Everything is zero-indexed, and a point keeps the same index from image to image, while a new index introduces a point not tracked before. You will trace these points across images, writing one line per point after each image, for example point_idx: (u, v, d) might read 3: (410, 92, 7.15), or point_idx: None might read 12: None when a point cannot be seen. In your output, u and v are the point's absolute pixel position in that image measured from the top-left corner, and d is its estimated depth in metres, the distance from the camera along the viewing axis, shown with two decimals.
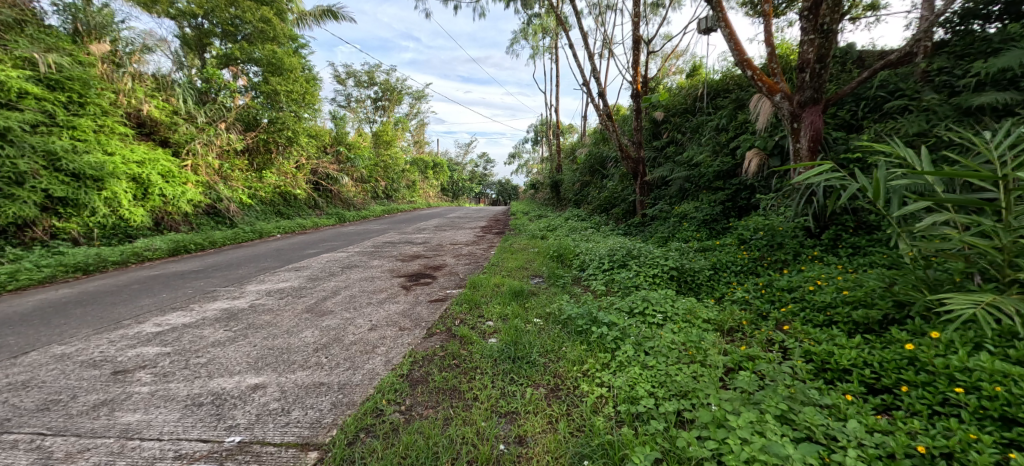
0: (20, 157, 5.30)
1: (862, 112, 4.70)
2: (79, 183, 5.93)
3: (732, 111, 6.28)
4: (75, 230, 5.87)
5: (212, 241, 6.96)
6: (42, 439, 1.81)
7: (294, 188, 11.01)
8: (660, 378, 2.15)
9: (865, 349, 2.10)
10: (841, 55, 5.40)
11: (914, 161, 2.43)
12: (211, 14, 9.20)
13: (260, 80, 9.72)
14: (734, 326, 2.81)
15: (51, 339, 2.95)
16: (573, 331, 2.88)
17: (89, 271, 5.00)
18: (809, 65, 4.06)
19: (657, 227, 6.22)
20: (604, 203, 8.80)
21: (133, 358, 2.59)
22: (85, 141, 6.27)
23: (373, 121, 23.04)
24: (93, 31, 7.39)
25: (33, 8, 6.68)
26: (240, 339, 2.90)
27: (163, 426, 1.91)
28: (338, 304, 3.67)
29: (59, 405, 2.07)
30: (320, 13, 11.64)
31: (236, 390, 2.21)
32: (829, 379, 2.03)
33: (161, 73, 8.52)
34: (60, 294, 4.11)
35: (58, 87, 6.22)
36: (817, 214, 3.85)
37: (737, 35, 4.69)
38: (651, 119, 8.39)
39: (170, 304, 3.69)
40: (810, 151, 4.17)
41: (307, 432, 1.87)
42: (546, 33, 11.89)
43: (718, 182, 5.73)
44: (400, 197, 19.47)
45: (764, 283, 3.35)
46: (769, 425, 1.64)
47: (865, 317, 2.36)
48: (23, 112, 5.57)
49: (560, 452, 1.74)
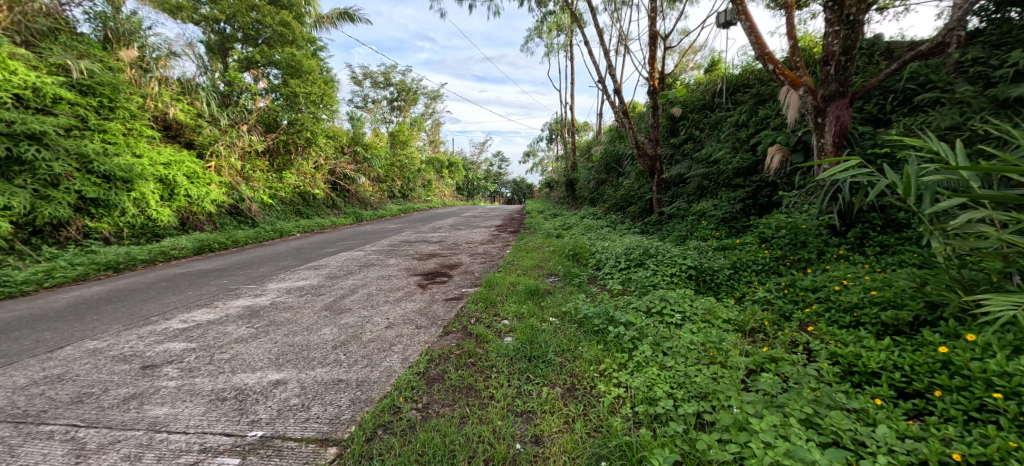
0: (54, 160, 5.57)
1: (890, 105, 4.49)
2: (110, 184, 6.17)
3: (752, 107, 6.15)
4: (106, 229, 6.08)
5: (235, 240, 7.16)
6: (76, 431, 1.88)
7: (313, 188, 11.21)
8: (678, 379, 2.11)
9: (896, 352, 2.02)
10: (868, 46, 5.24)
11: (948, 156, 2.31)
12: (233, 18, 9.40)
13: (280, 83, 9.92)
14: (755, 326, 2.74)
15: (84, 334, 3.07)
16: (589, 331, 2.85)
17: (119, 269, 5.19)
18: (834, 58, 3.92)
19: (674, 226, 6.10)
20: (620, 202, 8.71)
21: (161, 354, 2.68)
22: (116, 144, 6.54)
23: (389, 121, 23.30)
24: (122, 37, 7.65)
25: (65, 16, 6.97)
26: (261, 336, 2.96)
27: (189, 419, 1.97)
28: (356, 302, 3.72)
29: (92, 398, 2.16)
30: (336, 16, 11.82)
31: (259, 385, 2.27)
32: (856, 382, 1.96)
33: (185, 77, 8.75)
34: (93, 291, 4.27)
35: (89, 93, 6.46)
36: (843, 212, 3.73)
37: (757, 29, 4.57)
38: (668, 116, 8.25)
39: (195, 302, 3.80)
40: (834, 146, 4.02)
41: (326, 428, 1.90)
42: (560, 31, 11.80)
43: (738, 179, 5.59)
44: (416, 197, 19.69)
45: (787, 283, 3.25)
46: (794, 429, 1.59)
47: (895, 319, 2.27)
48: (57, 116, 5.85)
49: (577, 452, 1.72)
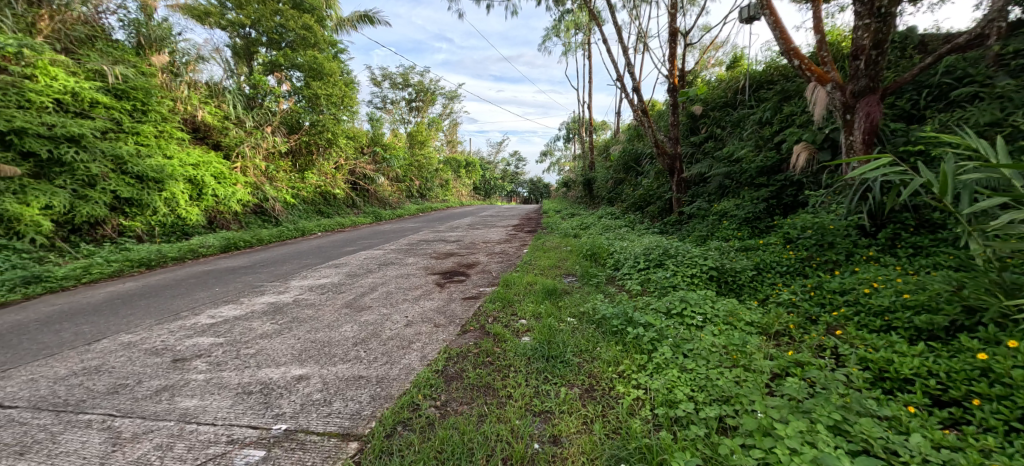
0: (91, 161, 5.88)
1: (924, 100, 4.30)
2: (143, 184, 6.43)
3: (776, 104, 5.99)
4: (139, 228, 6.32)
5: (259, 239, 7.37)
6: (112, 420, 1.97)
7: (334, 187, 11.44)
8: (699, 382, 2.07)
9: (930, 358, 1.94)
10: (900, 40, 5.04)
11: (989, 153, 2.18)
12: (258, 23, 9.67)
13: (302, 85, 10.16)
14: (780, 330, 2.67)
15: (119, 328, 3.22)
16: (608, 331, 2.83)
17: (151, 266, 5.41)
18: (865, 52, 3.78)
19: (694, 226, 5.99)
20: (639, 201, 8.60)
21: (191, 348, 2.78)
22: (148, 146, 6.82)
23: (408, 121, 23.59)
24: (154, 43, 7.96)
25: (102, 24, 7.30)
26: (285, 332, 3.04)
27: (217, 412, 2.03)
28: (375, 300, 3.78)
29: (126, 389, 2.25)
30: (357, 18, 12.02)
31: (283, 380, 2.33)
32: (888, 389, 1.89)
33: (213, 80, 9.04)
34: (127, 287, 4.46)
35: (124, 97, 6.76)
36: (874, 212, 3.60)
37: (783, 23, 4.44)
38: (688, 114, 8.11)
39: (222, 298, 3.93)
40: (864, 144, 3.87)
41: (347, 423, 1.94)
42: (578, 29, 11.72)
43: (761, 178, 5.45)
44: (434, 196, 19.87)
45: (813, 285, 3.15)
46: (821, 436, 1.54)
47: (930, 323, 2.18)
48: (94, 119, 6.16)
49: (595, 453, 1.71)
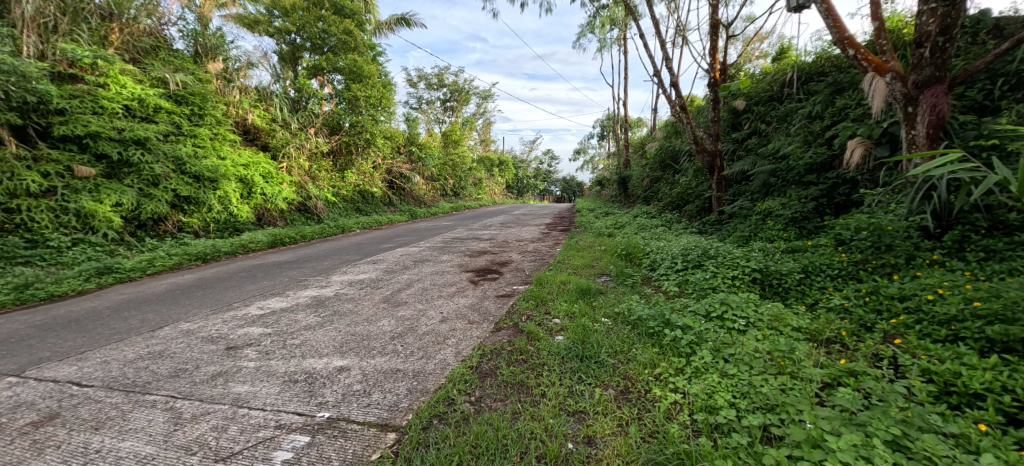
0: (155, 162, 6.39)
1: (999, 90, 3.93)
2: (199, 183, 6.91)
3: (828, 97, 5.65)
4: (197, 224, 6.76)
5: (303, 235, 7.74)
6: (174, 401, 2.13)
7: (371, 186, 11.82)
8: (742, 388, 1.99)
9: (1006, 373, 1.77)
10: (972, 24, 4.62)
11: None
12: (303, 29, 10.12)
13: (343, 88, 10.57)
14: (832, 337, 2.51)
15: (179, 316, 3.48)
16: (644, 333, 2.77)
17: (206, 259, 5.80)
18: (929, 39, 3.49)
19: (735, 226, 5.74)
20: (676, 200, 8.35)
21: (242, 337, 2.97)
22: (204, 147, 7.32)
23: (442, 121, 24.01)
24: (209, 51, 8.53)
25: (164, 35, 7.90)
26: (327, 325, 3.19)
27: (266, 398, 2.16)
28: (411, 296, 3.88)
29: (186, 373, 2.44)
30: (394, 21, 12.35)
31: (326, 370, 2.44)
32: (954, 403, 1.74)
33: (261, 85, 9.57)
34: (185, 279, 4.81)
35: (183, 102, 7.29)
36: (938, 211, 3.34)
37: (835, 11, 4.18)
38: (729, 109, 7.78)
39: (270, 291, 4.16)
40: (929, 138, 3.58)
41: (385, 414, 2.00)
42: (613, 25, 11.50)
43: (810, 176, 5.15)
44: (467, 195, 20.12)
45: (868, 290, 2.95)
46: (878, 451, 1.44)
47: (1005, 334, 1.99)
48: (157, 124, 6.68)
49: (630, 456, 1.69)
